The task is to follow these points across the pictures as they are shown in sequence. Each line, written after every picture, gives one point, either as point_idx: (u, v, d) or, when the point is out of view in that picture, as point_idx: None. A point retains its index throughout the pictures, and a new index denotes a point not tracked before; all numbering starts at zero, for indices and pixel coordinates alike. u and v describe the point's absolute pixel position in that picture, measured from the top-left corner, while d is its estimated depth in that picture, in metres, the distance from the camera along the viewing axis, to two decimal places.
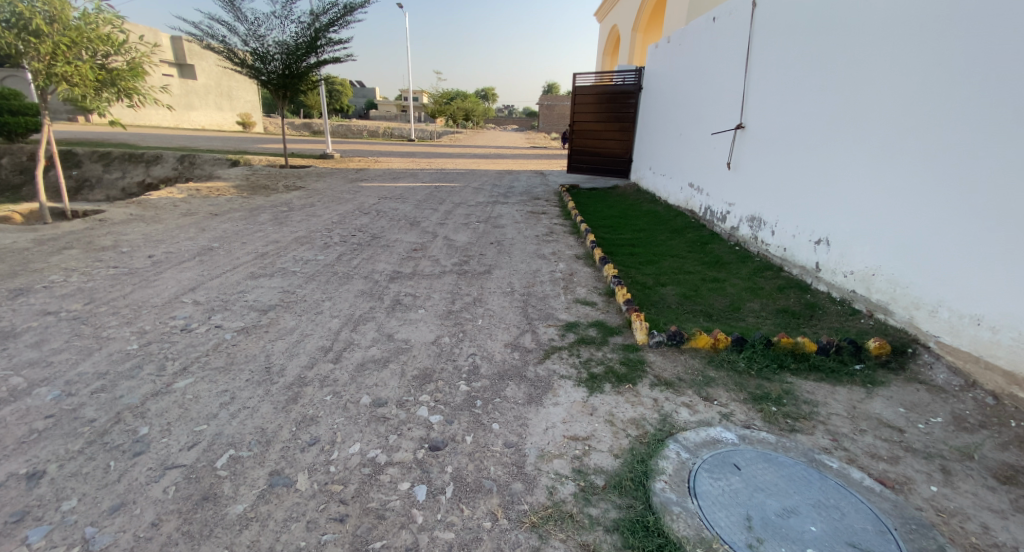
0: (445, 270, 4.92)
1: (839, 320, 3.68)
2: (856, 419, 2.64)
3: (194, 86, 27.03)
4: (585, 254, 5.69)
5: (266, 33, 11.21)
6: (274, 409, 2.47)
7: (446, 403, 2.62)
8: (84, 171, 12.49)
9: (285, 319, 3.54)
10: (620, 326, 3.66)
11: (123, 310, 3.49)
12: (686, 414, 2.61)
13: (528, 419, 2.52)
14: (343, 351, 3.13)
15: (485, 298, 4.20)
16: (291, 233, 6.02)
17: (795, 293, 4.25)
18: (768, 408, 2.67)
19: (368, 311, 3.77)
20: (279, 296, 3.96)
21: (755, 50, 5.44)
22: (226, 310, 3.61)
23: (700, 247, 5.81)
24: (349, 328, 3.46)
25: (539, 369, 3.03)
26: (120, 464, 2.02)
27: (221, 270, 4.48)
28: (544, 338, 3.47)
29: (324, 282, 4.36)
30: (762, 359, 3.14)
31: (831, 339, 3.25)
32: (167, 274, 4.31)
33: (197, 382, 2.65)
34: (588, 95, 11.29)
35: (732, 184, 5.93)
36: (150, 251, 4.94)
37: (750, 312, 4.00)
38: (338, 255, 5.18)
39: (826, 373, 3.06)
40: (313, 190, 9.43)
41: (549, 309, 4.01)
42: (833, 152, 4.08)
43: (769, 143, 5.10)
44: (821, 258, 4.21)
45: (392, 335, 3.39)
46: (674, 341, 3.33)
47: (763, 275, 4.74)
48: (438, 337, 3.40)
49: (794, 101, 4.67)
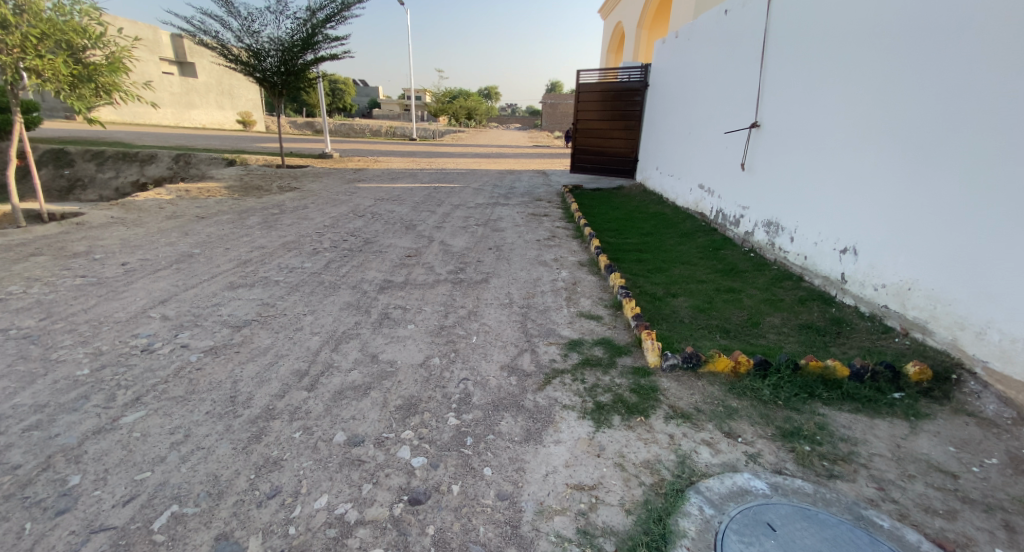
0: (439, 279, 4.59)
1: (870, 339, 3.32)
2: (902, 461, 2.26)
3: (194, 85, 26.78)
4: (589, 260, 5.35)
5: (260, 29, 10.89)
6: (232, 450, 2.17)
7: (432, 441, 2.29)
8: (77, 170, 12.23)
9: (259, 336, 3.22)
10: (628, 345, 3.33)
11: (81, 328, 3.21)
12: (707, 455, 2.28)
13: (525, 463, 2.18)
14: (320, 375, 2.81)
15: (481, 311, 3.87)
16: (279, 238, 5.70)
17: (819, 307, 3.90)
18: (800, 447, 2.31)
19: (353, 327, 3.44)
20: (256, 309, 3.64)
21: (770, 46, 5.13)
22: (196, 326, 3.30)
23: (713, 254, 5.46)
24: (329, 347, 3.13)
25: (539, 398, 2.69)
26: (38, 527, 1.76)
27: (198, 280, 4.17)
28: (544, 360, 3.13)
29: (308, 292, 4.04)
30: (790, 387, 2.78)
31: (865, 363, 2.88)
32: (138, 284, 4.01)
33: (148, 415, 2.37)
34: (592, 92, 10.92)
35: (747, 186, 5.58)
36: (125, 257, 4.64)
37: (770, 328, 3.67)
38: (327, 262, 4.86)
39: (862, 403, 2.68)
40: (307, 191, 9.11)
41: (550, 324, 3.67)
42: (859, 154, 3.75)
43: (787, 144, 4.76)
44: (847, 268, 3.87)
45: (377, 356, 3.06)
46: (689, 364, 3.00)
47: (782, 285, 4.40)
48: (428, 358, 3.06)
49: (816, 99, 4.33)
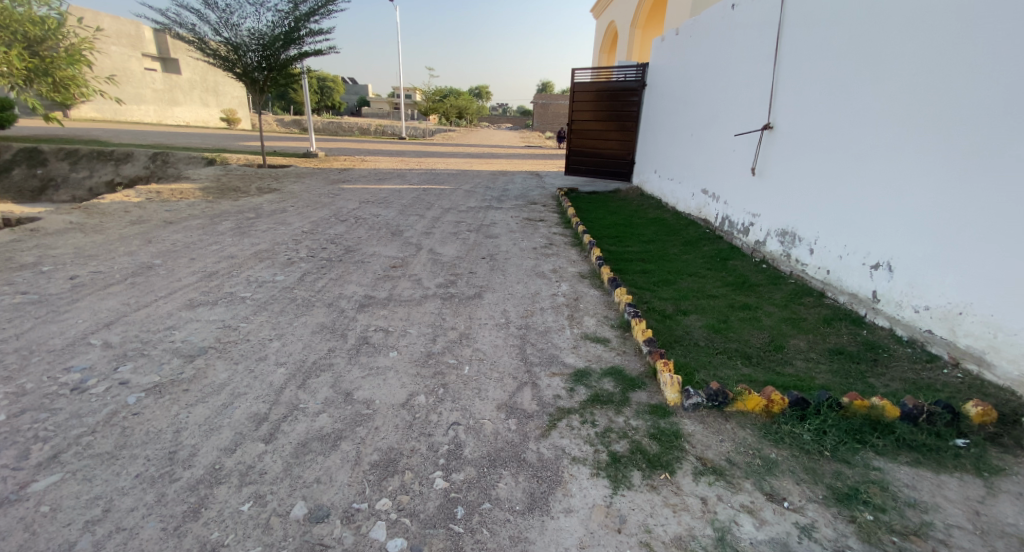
0: (427, 294, 4.13)
1: (914, 370, 2.99)
2: (988, 536, 1.92)
3: (177, 82, 26.03)
4: (590, 272, 4.94)
5: (240, 22, 10.32)
6: (161, 533, 1.73)
7: (413, 514, 1.87)
8: (49, 170, 11.56)
9: (214, 369, 2.75)
10: (641, 376, 2.93)
11: (6, 359, 2.71)
12: (751, 527, 1.90)
13: (531, 544, 1.79)
14: (282, 421, 2.36)
15: (474, 333, 3.44)
16: (252, 246, 5.22)
17: (847, 328, 3.54)
18: (861, 516, 1.96)
19: (325, 356, 2.99)
20: (215, 334, 3.17)
21: (785, 42, 4.78)
22: (141, 357, 2.81)
23: (720, 264, 5.09)
24: (295, 384, 2.67)
25: (543, 449, 2.28)
26: None
27: (154, 297, 3.67)
28: (547, 396, 2.70)
29: (277, 312, 3.58)
30: (836, 432, 2.43)
31: (918, 402, 2.55)
32: (83, 302, 3.51)
33: (64, 480, 1.90)
34: (587, 92, 10.52)
35: (757, 192, 5.21)
36: (76, 270, 4.13)
37: (796, 353, 3.30)
38: (302, 275, 4.40)
39: (922, 453, 2.36)
40: (288, 193, 8.58)
41: (553, 350, 3.25)
42: (895, 160, 3.41)
43: (805, 149, 4.40)
44: (880, 286, 3.52)
45: (351, 394, 2.61)
46: (714, 402, 2.61)
47: (802, 301, 4.03)
48: (412, 397, 2.62)
49: (841, 100, 3.97)
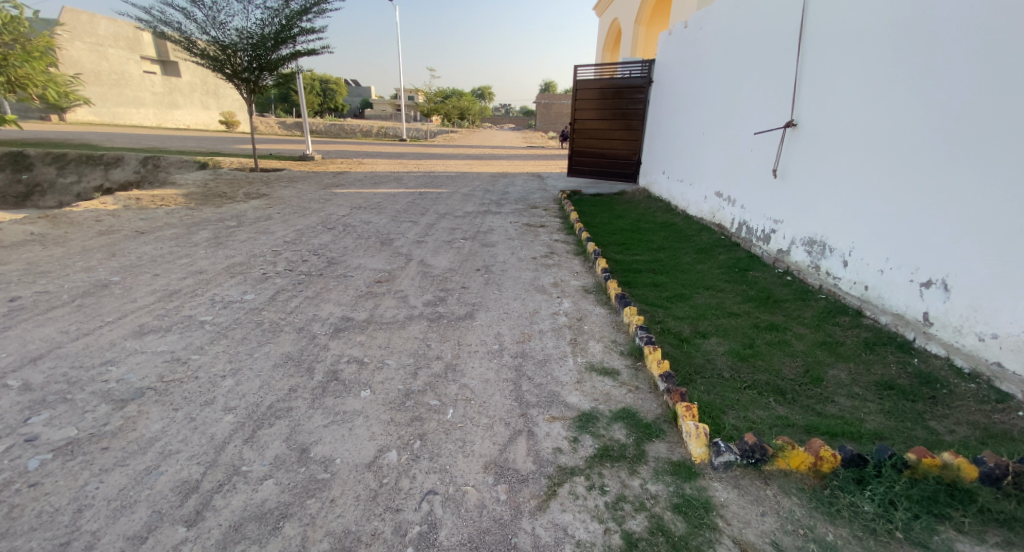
0: (412, 315, 3.66)
1: (984, 413, 2.50)
2: None
3: (177, 84, 25.82)
4: (595, 285, 4.46)
5: (228, 20, 9.90)
6: None
7: None
8: (35, 175, 11.18)
9: (146, 419, 2.29)
10: (657, 422, 2.45)
11: None
12: None
13: None
14: (214, 492, 1.90)
15: (461, 364, 2.97)
16: (226, 258, 4.80)
17: (895, 356, 3.05)
18: None
19: (285, 397, 2.52)
20: (159, 370, 2.71)
21: (810, 32, 4.30)
22: (61, 403, 2.36)
23: (740, 275, 4.60)
24: (242, 437, 2.20)
25: (540, 528, 1.82)
26: None
27: (99, 323, 3.22)
28: (545, 450, 2.23)
29: (238, 339, 3.13)
30: (906, 503, 1.93)
31: (999, 459, 2.03)
32: (15, 330, 3.07)
33: None
34: (590, 90, 10.02)
35: (780, 196, 4.72)
36: (19, 290, 3.69)
37: (837, 387, 2.81)
38: (275, 293, 3.95)
39: (1015, 530, 1.85)
40: (276, 199, 8.17)
41: (553, 386, 2.77)
42: (948, 161, 2.94)
43: (836, 148, 3.92)
44: (932, 306, 3.04)
45: (307, 450, 2.14)
46: (749, 459, 2.13)
47: (837, 322, 3.53)
48: (381, 454, 2.15)
49: (879, 93, 3.50)
